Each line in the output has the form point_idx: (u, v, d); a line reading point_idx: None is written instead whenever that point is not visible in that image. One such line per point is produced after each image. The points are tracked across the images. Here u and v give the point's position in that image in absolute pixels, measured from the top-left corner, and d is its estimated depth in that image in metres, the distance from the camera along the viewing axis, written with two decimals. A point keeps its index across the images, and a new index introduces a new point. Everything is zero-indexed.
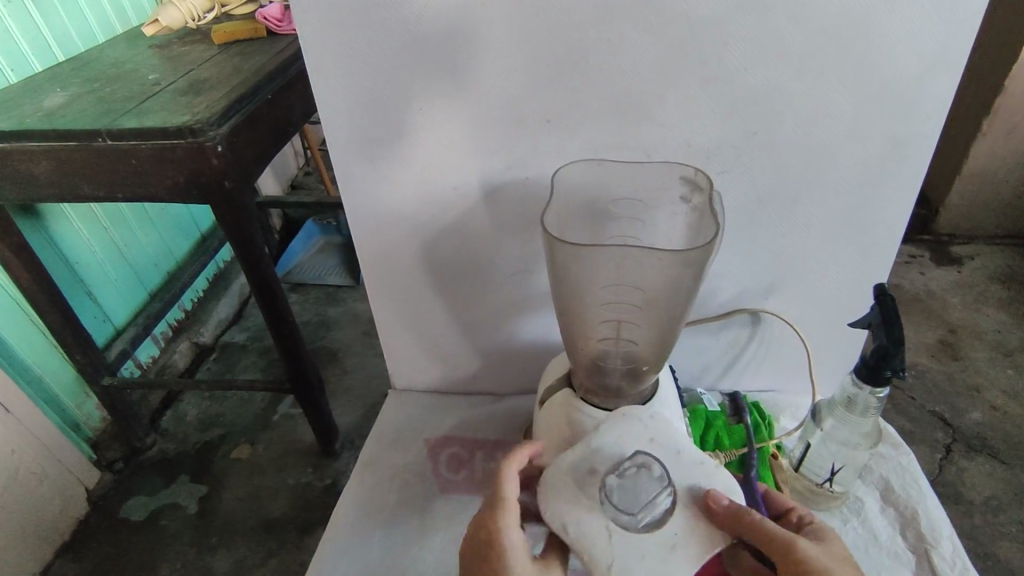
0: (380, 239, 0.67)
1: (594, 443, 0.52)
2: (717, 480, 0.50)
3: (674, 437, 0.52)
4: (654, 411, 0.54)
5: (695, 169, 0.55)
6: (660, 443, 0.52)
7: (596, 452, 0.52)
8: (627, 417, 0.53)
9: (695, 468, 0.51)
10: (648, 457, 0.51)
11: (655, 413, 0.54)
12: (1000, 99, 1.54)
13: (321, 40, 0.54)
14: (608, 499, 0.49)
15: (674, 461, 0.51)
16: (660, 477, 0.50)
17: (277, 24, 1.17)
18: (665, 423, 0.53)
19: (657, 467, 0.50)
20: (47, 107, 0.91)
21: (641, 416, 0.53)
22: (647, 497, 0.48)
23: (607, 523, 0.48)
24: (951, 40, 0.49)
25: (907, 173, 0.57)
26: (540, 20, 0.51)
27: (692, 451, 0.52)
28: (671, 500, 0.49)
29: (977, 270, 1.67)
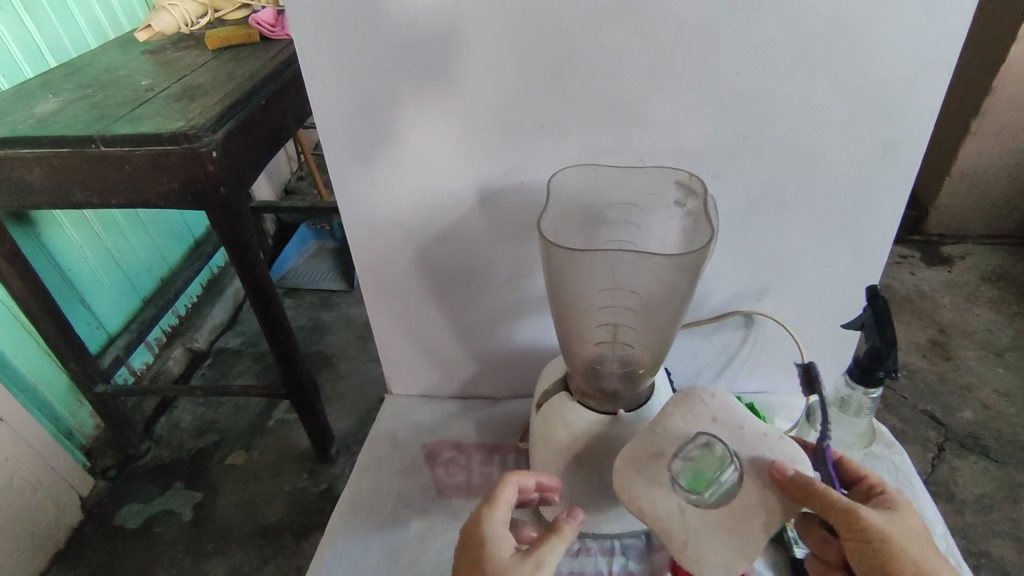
0: (376, 244, 0.67)
1: (660, 423, 0.53)
2: (782, 451, 0.51)
3: (736, 413, 0.54)
4: (716, 391, 0.56)
5: (689, 174, 0.56)
6: (724, 419, 0.53)
7: (662, 432, 0.53)
8: (688, 395, 0.55)
9: (760, 441, 0.52)
10: (713, 436, 0.52)
11: (716, 393, 0.55)
12: (988, 101, 1.56)
13: (316, 47, 0.54)
14: (674, 478, 0.50)
15: (738, 436, 0.52)
16: (726, 456, 0.51)
17: (271, 29, 1.17)
18: (726, 400, 0.55)
19: (725, 446, 0.51)
20: (39, 113, 0.91)
21: (701, 395, 0.55)
22: (713, 478, 0.50)
23: (678, 500, 0.50)
24: (938, 46, 0.50)
25: (897, 177, 0.57)
26: (535, 27, 0.52)
27: (755, 425, 0.53)
28: (739, 476, 0.50)
29: (967, 270, 1.69)
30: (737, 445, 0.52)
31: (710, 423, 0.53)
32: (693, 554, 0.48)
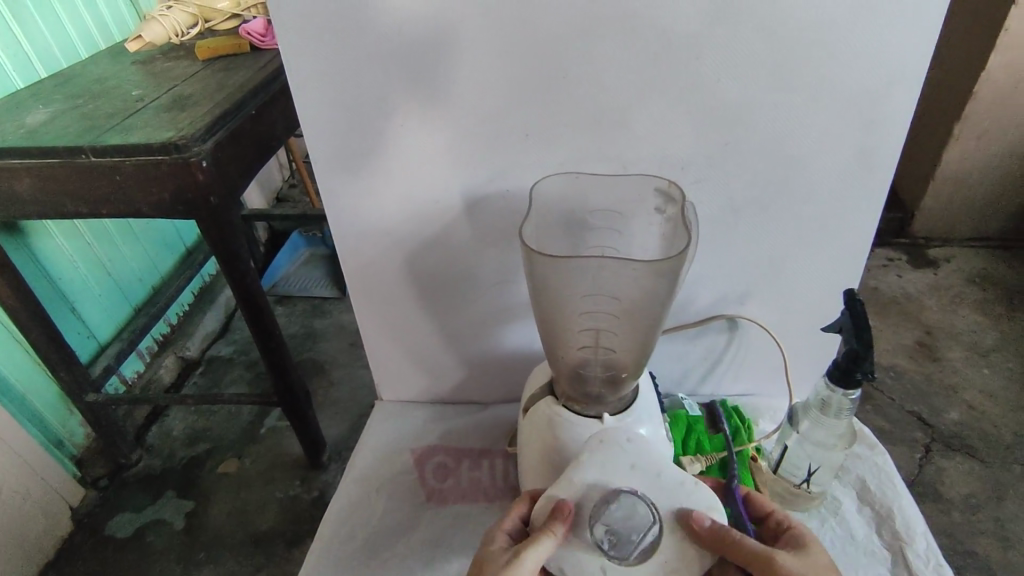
0: (363, 251, 0.68)
1: (577, 480, 0.52)
2: (700, 498, 0.51)
3: (652, 460, 0.52)
4: (631, 434, 0.54)
5: (669, 181, 0.57)
6: (641, 469, 0.51)
7: (581, 491, 0.51)
8: (603, 444, 0.53)
9: (678, 492, 0.51)
10: (634, 492, 0.50)
11: (632, 436, 0.54)
12: (970, 106, 1.58)
13: (304, 59, 0.55)
14: (597, 543, 0.49)
15: (656, 487, 0.51)
16: (646, 514, 0.50)
17: (261, 39, 1.18)
18: (642, 446, 0.53)
19: (646, 502, 0.50)
20: (29, 124, 0.91)
21: (617, 441, 0.53)
22: (635, 539, 0.49)
23: (601, 563, 0.50)
24: (910, 55, 0.52)
25: (874, 181, 0.59)
26: (517, 39, 0.53)
27: (672, 473, 0.52)
28: (659, 533, 0.50)
29: (952, 272, 1.71)
30: (655, 496, 0.51)
31: (627, 475, 0.51)
32: None
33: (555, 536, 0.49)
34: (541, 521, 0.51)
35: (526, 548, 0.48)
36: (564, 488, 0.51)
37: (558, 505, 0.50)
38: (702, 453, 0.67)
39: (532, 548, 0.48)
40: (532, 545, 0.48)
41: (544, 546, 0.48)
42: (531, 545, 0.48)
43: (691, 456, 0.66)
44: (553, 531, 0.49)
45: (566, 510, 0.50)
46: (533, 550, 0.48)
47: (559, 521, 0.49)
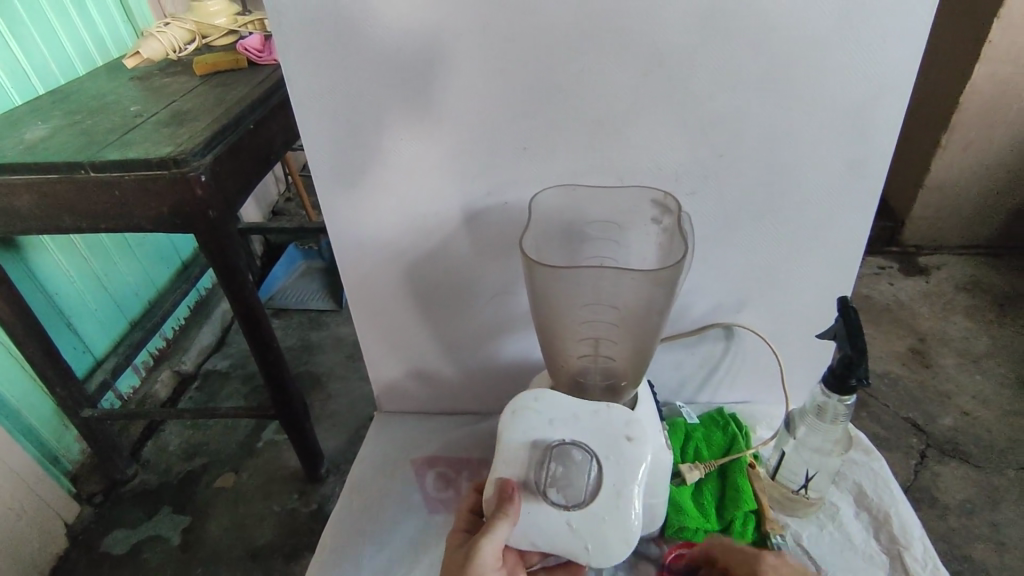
0: (363, 264, 0.69)
1: (509, 458, 0.54)
2: (616, 418, 0.54)
3: (563, 405, 0.55)
4: (537, 392, 0.56)
5: (664, 193, 0.59)
6: (557, 417, 0.54)
7: (519, 462, 0.54)
8: (516, 414, 0.55)
9: (596, 421, 0.54)
10: (561, 440, 0.53)
11: (539, 394, 0.56)
12: (956, 116, 1.61)
13: (304, 75, 0.56)
14: (553, 502, 0.52)
15: (578, 427, 0.54)
16: (581, 455, 0.52)
17: (258, 55, 1.19)
18: (551, 398, 0.56)
19: (574, 444, 0.53)
20: (28, 140, 0.92)
21: (527, 405, 0.55)
22: (581, 480, 0.52)
23: (566, 516, 0.52)
24: (898, 69, 0.53)
25: (866, 189, 0.60)
26: (514, 55, 0.54)
27: (585, 408, 0.54)
28: (599, 464, 0.52)
29: (942, 280, 1.73)
30: (580, 435, 0.53)
31: (548, 429, 0.54)
32: (599, 554, 0.51)
33: (508, 518, 0.51)
34: (492, 506, 0.53)
35: (482, 537, 0.51)
36: (502, 468, 0.54)
37: (503, 486, 0.53)
38: (700, 461, 0.67)
39: (487, 536, 0.51)
40: (487, 533, 0.51)
41: (499, 532, 0.51)
42: (486, 533, 0.51)
43: (689, 463, 0.67)
44: (504, 514, 0.51)
45: (511, 489, 0.52)
46: (489, 537, 0.51)
47: (507, 502, 0.52)
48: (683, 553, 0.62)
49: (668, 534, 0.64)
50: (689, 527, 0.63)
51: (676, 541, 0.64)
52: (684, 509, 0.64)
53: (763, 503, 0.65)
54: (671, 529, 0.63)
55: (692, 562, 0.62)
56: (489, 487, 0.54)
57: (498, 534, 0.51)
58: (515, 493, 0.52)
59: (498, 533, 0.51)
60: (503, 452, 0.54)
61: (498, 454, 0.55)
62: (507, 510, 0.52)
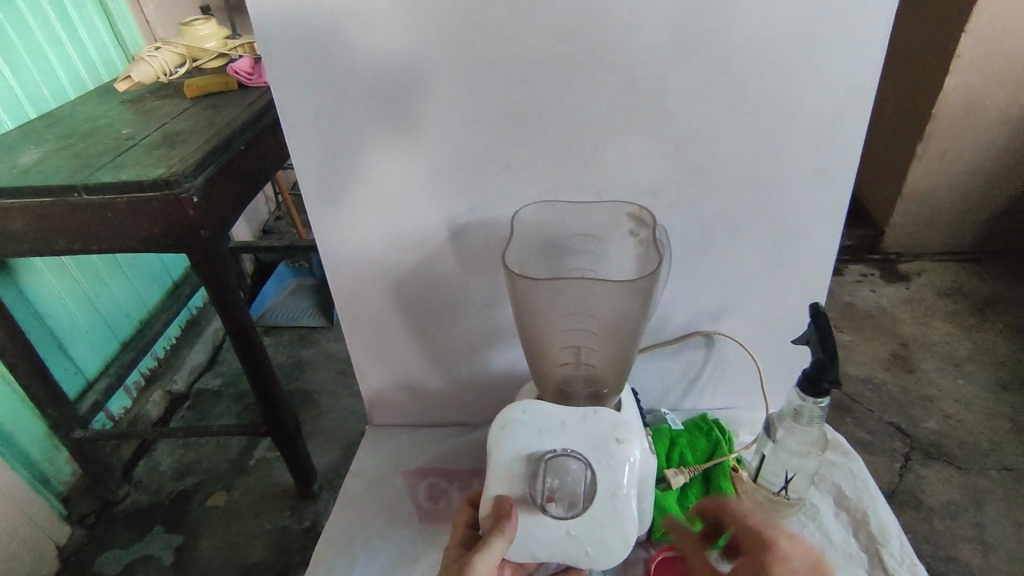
0: (353, 280, 0.70)
1: (503, 475, 0.55)
2: (603, 420, 0.55)
3: (551, 415, 0.56)
4: (523, 404, 0.57)
5: (639, 206, 0.61)
6: (547, 428, 0.55)
7: (514, 478, 0.55)
8: (505, 429, 0.56)
9: (584, 427, 0.55)
10: (553, 451, 0.54)
11: (525, 405, 0.56)
12: (930, 127, 1.66)
13: (294, 99, 0.59)
14: (551, 513, 0.54)
15: (568, 436, 0.55)
16: (576, 465, 0.54)
17: (248, 77, 1.22)
18: (537, 409, 0.56)
19: (567, 453, 0.54)
20: (21, 164, 0.93)
21: (515, 418, 0.56)
22: (578, 489, 0.54)
23: (565, 525, 0.54)
24: (858, 87, 0.56)
25: (833, 201, 0.63)
26: (494, 78, 0.57)
27: (572, 415, 0.55)
28: (593, 470, 0.54)
29: (923, 286, 1.77)
30: (570, 443, 0.54)
31: (539, 441, 0.55)
32: (600, 558, 0.54)
33: (505, 535, 0.52)
34: (487, 523, 0.54)
35: (478, 553, 0.52)
36: (497, 485, 0.55)
37: (499, 503, 0.54)
38: (685, 466, 0.69)
39: (483, 553, 0.52)
40: (483, 551, 0.52)
41: (495, 547, 0.52)
42: (482, 550, 0.52)
43: (675, 468, 0.69)
44: (500, 531, 0.52)
45: (508, 506, 0.53)
46: (486, 554, 0.52)
47: (505, 520, 0.53)
48: (672, 554, 0.65)
49: (655, 537, 0.66)
50: None
51: (662, 544, 0.66)
52: (670, 513, 0.66)
53: (746, 507, 0.67)
54: (658, 532, 0.65)
55: (683, 561, 0.64)
56: (485, 504, 0.55)
57: (493, 552, 0.52)
58: (510, 511, 0.54)
59: (494, 551, 0.52)
60: (497, 468, 0.55)
61: (491, 472, 0.55)
62: (503, 527, 0.53)
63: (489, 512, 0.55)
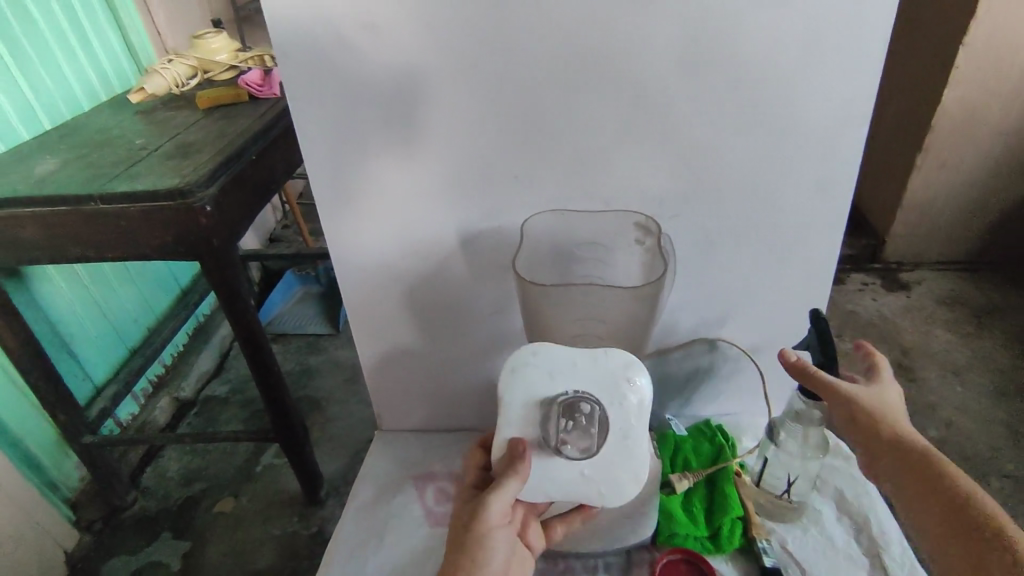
0: (364, 287, 0.72)
1: (517, 419, 0.55)
2: (616, 361, 0.55)
3: (562, 357, 0.55)
4: (533, 346, 0.56)
5: (646, 216, 0.63)
6: (559, 371, 0.55)
7: (527, 420, 0.55)
8: (517, 373, 0.55)
9: (597, 368, 0.54)
10: (566, 394, 0.54)
11: (535, 348, 0.55)
12: (929, 138, 1.68)
13: (310, 112, 0.60)
14: (566, 455, 0.55)
15: (580, 379, 0.54)
16: (589, 409, 0.53)
17: (259, 88, 1.24)
18: (548, 350, 0.55)
19: (579, 395, 0.54)
20: (39, 174, 0.96)
21: (526, 362, 0.55)
22: (592, 430, 0.54)
23: (578, 467, 0.55)
24: (856, 100, 0.58)
25: (834, 211, 0.65)
26: (504, 92, 0.59)
27: (585, 357, 0.54)
28: (607, 411, 0.54)
29: (924, 294, 1.78)
30: (583, 386, 0.54)
31: (552, 384, 0.55)
32: (612, 495, 0.55)
33: (519, 476, 0.53)
34: (501, 466, 0.55)
35: (493, 493, 0.53)
36: (510, 427, 0.55)
37: (513, 446, 0.54)
38: (689, 471, 0.71)
39: (498, 492, 0.53)
40: (499, 490, 0.53)
41: (508, 489, 0.53)
42: (495, 492, 0.53)
43: (679, 473, 0.70)
44: (515, 472, 0.53)
45: (522, 448, 0.54)
46: (501, 494, 0.53)
47: (519, 461, 0.53)
48: (676, 556, 0.65)
49: (659, 540, 0.66)
50: (680, 533, 0.66)
51: (667, 547, 0.66)
52: (675, 516, 0.66)
53: (749, 510, 0.68)
54: (662, 535, 0.66)
55: (685, 564, 0.64)
56: (499, 447, 0.56)
57: (506, 492, 0.53)
58: (522, 453, 0.54)
59: (506, 491, 0.53)
60: (510, 412, 0.55)
61: (503, 417, 0.56)
62: (515, 468, 0.54)
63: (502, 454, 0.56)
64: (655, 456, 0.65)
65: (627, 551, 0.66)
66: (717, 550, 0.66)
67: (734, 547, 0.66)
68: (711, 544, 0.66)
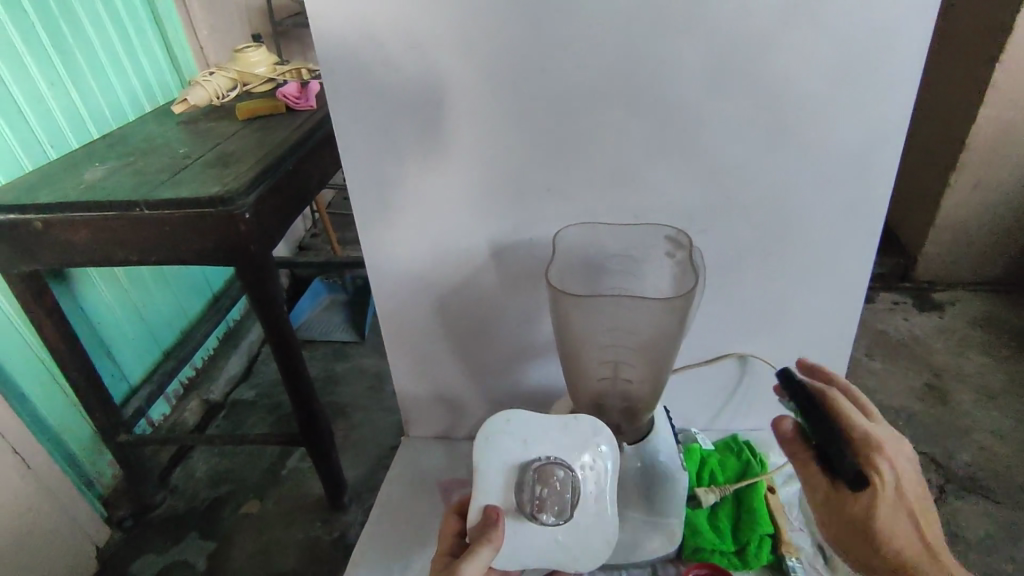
0: (396, 295, 0.74)
1: (492, 486, 0.57)
2: (585, 427, 0.58)
3: (534, 424, 0.57)
4: (506, 413, 0.58)
5: (677, 229, 0.63)
6: (531, 437, 0.57)
7: (503, 488, 0.57)
8: (491, 441, 0.57)
9: (568, 435, 0.57)
10: (540, 460, 0.56)
11: (508, 414, 0.58)
12: (963, 156, 1.65)
13: (350, 124, 0.63)
14: (541, 522, 0.56)
15: (553, 444, 0.57)
16: (563, 474, 0.56)
17: (296, 100, 1.28)
18: (520, 419, 0.58)
19: (552, 461, 0.56)
20: (87, 180, 1.00)
21: (500, 428, 0.57)
22: (565, 496, 0.56)
23: (552, 533, 0.56)
24: (890, 117, 0.58)
25: (867, 227, 0.64)
26: (538, 106, 0.60)
27: (556, 423, 0.57)
28: (578, 476, 0.56)
29: (958, 315, 1.74)
30: (555, 452, 0.57)
31: (525, 450, 0.57)
32: (583, 560, 0.57)
33: (491, 544, 0.54)
34: (475, 532, 0.56)
35: (465, 560, 0.53)
36: (486, 494, 0.57)
37: (487, 513, 0.56)
38: (715, 485, 0.70)
39: (471, 560, 0.53)
40: (470, 557, 0.53)
41: (483, 554, 0.53)
42: (470, 556, 0.53)
43: (705, 486, 0.70)
44: (488, 539, 0.54)
45: (495, 515, 0.55)
46: (473, 562, 0.53)
47: (492, 528, 0.54)
48: (701, 572, 0.65)
49: (685, 555, 0.66)
50: (705, 548, 0.65)
51: (692, 562, 0.66)
52: (700, 531, 0.66)
53: (780, 527, 0.67)
54: (688, 550, 0.66)
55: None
56: (473, 513, 0.57)
57: (479, 559, 0.53)
58: (496, 522, 0.55)
59: (479, 558, 0.53)
60: (484, 480, 0.57)
61: (477, 484, 0.57)
62: (489, 536, 0.54)
63: (476, 522, 0.56)
64: (685, 470, 0.63)
65: (652, 564, 0.66)
66: (743, 566, 0.65)
67: (762, 563, 0.66)
68: (737, 560, 0.66)
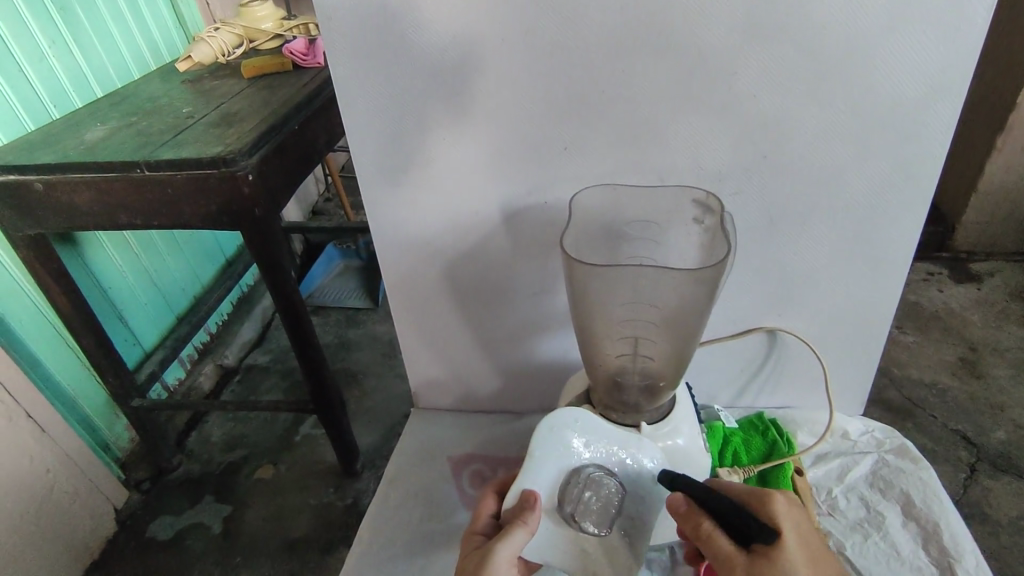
0: (403, 261, 0.70)
1: (540, 476, 0.54)
2: (645, 452, 0.55)
3: (601, 432, 0.55)
4: (575, 412, 0.55)
5: (706, 192, 0.58)
6: (592, 443, 0.55)
7: (548, 481, 0.54)
8: (554, 433, 0.54)
9: (628, 453, 0.55)
10: (594, 467, 0.54)
11: (576, 414, 0.55)
12: (1013, 116, 1.55)
13: (350, 76, 0.58)
14: (579, 525, 0.53)
15: (610, 457, 0.55)
16: (612, 487, 0.53)
17: (303, 57, 1.23)
18: (589, 421, 0.55)
19: (604, 473, 0.54)
20: (88, 140, 0.96)
21: (566, 424, 0.55)
22: (609, 509, 0.53)
23: (580, 540, 0.53)
24: (952, 67, 0.51)
25: (915, 192, 0.58)
26: (554, 55, 0.54)
27: (620, 438, 0.55)
28: (625, 495, 0.54)
29: (996, 287, 1.66)
30: (609, 466, 0.54)
31: (581, 455, 0.54)
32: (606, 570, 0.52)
33: (527, 526, 0.51)
34: (511, 514, 0.53)
35: (499, 541, 0.51)
36: (530, 480, 0.54)
37: (526, 497, 0.53)
38: (738, 466, 0.66)
39: (504, 542, 0.51)
40: (505, 538, 0.51)
41: (515, 538, 0.51)
42: (504, 539, 0.51)
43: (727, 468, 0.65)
44: (523, 522, 0.51)
45: (535, 499, 0.52)
46: (506, 543, 0.51)
47: (529, 512, 0.52)
48: None
49: None
50: None
51: None
52: None
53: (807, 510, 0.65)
54: None
55: None
56: (511, 495, 0.54)
57: (514, 547, 0.51)
58: (533, 510, 0.52)
59: (514, 545, 0.51)
60: (534, 467, 0.54)
61: (525, 467, 0.54)
62: (524, 521, 0.51)
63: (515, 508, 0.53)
64: (705, 450, 0.60)
65: (670, 549, 0.65)
66: None
67: None
68: None
